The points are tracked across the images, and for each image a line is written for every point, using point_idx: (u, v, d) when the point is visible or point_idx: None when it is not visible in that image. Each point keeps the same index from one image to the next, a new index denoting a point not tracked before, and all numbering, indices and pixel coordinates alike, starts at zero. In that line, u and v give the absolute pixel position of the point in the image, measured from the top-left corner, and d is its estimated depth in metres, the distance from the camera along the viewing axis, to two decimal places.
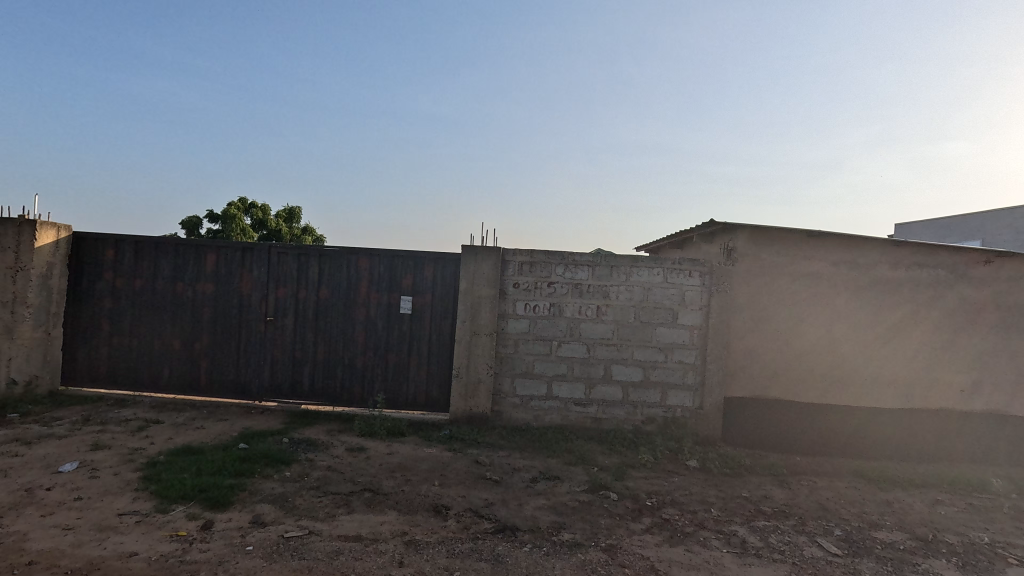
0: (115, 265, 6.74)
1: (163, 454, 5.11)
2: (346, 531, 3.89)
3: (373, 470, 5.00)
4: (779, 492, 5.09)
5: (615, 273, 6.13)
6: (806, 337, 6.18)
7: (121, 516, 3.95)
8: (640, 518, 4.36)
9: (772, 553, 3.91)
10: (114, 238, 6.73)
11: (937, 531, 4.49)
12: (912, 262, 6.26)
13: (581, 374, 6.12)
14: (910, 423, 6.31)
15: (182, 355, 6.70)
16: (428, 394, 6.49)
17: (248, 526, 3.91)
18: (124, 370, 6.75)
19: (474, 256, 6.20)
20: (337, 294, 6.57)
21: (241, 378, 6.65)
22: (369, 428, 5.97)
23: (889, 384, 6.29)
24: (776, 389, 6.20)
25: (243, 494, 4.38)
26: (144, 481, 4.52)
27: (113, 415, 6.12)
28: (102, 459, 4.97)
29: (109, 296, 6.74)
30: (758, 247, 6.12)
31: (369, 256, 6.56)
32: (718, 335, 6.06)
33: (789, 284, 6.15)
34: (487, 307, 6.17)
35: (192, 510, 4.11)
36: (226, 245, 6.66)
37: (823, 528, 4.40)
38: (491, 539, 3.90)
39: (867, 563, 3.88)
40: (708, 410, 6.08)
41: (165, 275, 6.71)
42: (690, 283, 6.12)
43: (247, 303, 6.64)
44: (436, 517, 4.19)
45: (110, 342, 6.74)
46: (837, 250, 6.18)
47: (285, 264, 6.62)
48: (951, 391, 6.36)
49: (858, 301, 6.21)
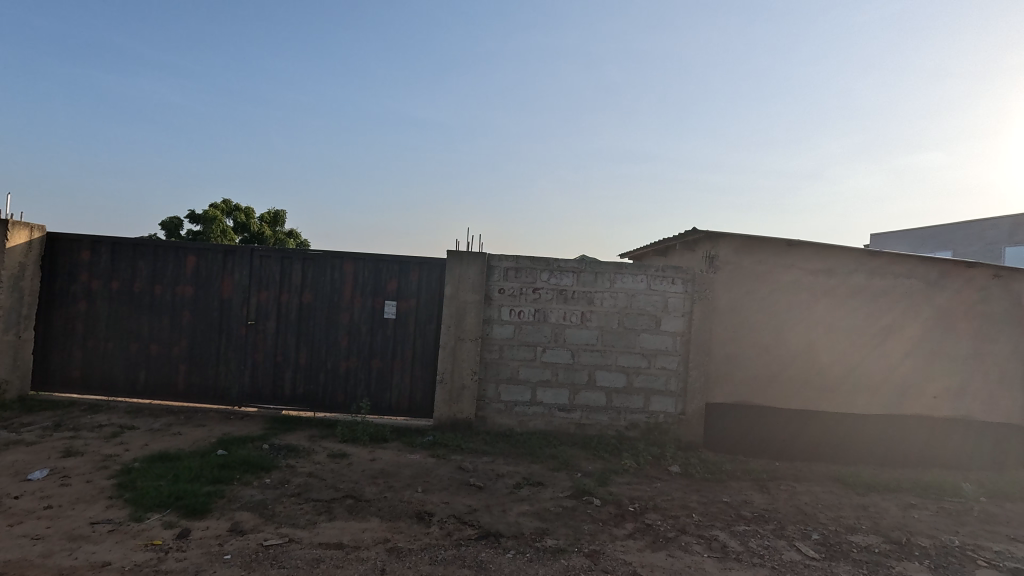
0: (91, 267, 6.58)
1: (138, 461, 4.99)
2: (327, 539, 3.84)
3: (355, 476, 4.95)
4: (759, 497, 5.16)
5: (599, 279, 6.18)
6: (786, 344, 6.30)
7: (94, 525, 3.85)
8: (623, 523, 4.38)
9: (751, 557, 3.97)
10: (90, 238, 6.58)
11: (910, 534, 4.60)
12: (888, 272, 6.43)
13: (565, 380, 6.14)
14: (888, 429, 6.46)
15: (160, 359, 6.56)
16: (411, 400, 6.45)
17: (226, 534, 3.84)
18: (99, 375, 6.58)
19: (459, 261, 6.19)
20: (321, 298, 6.50)
21: (220, 383, 6.53)
22: (351, 433, 5.90)
23: (866, 390, 6.42)
24: (756, 396, 6.28)
25: (221, 501, 4.31)
26: (118, 488, 4.41)
27: (87, 421, 5.96)
28: (74, 466, 4.84)
29: (84, 298, 6.58)
30: (740, 255, 6.22)
31: (353, 260, 6.51)
32: (700, 341, 6.15)
33: (769, 292, 6.26)
34: (472, 312, 6.16)
35: (169, 518, 4.02)
36: (207, 247, 6.55)
37: (801, 532, 4.48)
38: (475, 545, 3.89)
39: (844, 566, 3.96)
40: (690, 416, 6.15)
41: (143, 278, 6.57)
42: (673, 290, 6.20)
43: (228, 307, 6.54)
44: (419, 523, 4.17)
45: (85, 346, 6.58)
46: (816, 259, 6.32)
47: (267, 267, 6.54)
48: (928, 398, 6.53)
49: (836, 309, 6.35)
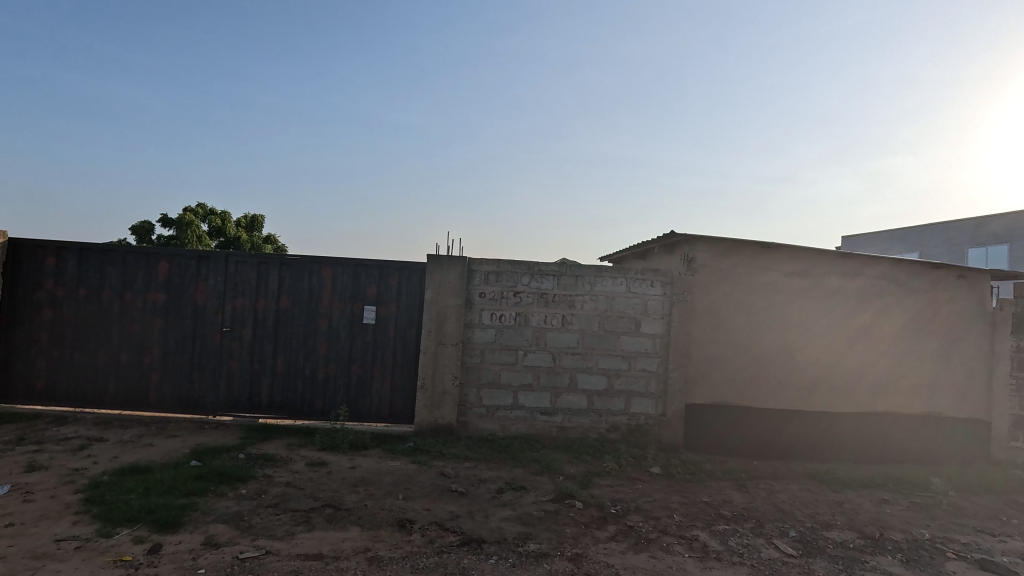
0: (57, 274, 6.35)
1: (107, 474, 4.81)
2: (306, 549, 3.76)
3: (335, 484, 4.86)
4: (738, 496, 5.23)
5: (579, 282, 6.22)
6: (762, 345, 6.41)
7: (59, 542, 3.69)
8: (606, 525, 4.39)
9: (731, 556, 4.01)
10: (55, 244, 6.35)
11: (883, 529, 4.71)
12: (858, 273, 6.60)
13: (547, 383, 6.14)
14: (860, 426, 6.61)
15: (130, 369, 6.36)
16: (391, 406, 6.38)
17: (200, 547, 3.72)
18: (66, 386, 6.35)
19: (439, 265, 6.14)
20: (299, 304, 6.39)
21: (193, 392, 6.35)
22: (331, 442, 5.79)
23: (840, 389, 6.58)
24: (735, 397, 6.37)
25: (195, 514, 4.18)
26: (86, 504, 4.25)
27: (52, 433, 5.73)
28: (38, 481, 4.64)
29: (49, 306, 6.35)
30: (717, 258, 6.33)
31: (332, 266, 6.42)
32: (679, 343, 6.23)
33: (746, 293, 6.37)
34: (453, 316, 6.13)
35: (140, 532, 3.88)
36: (180, 253, 6.38)
37: (779, 529, 4.55)
38: (457, 552, 3.85)
39: (820, 563, 4.02)
40: (670, 417, 6.20)
41: (113, 285, 6.37)
42: (652, 292, 6.27)
43: (202, 314, 6.37)
44: (400, 531, 4.10)
45: (50, 356, 6.34)
46: (791, 261, 6.46)
47: (243, 273, 6.40)
48: (899, 395, 6.71)
49: (810, 310, 6.49)
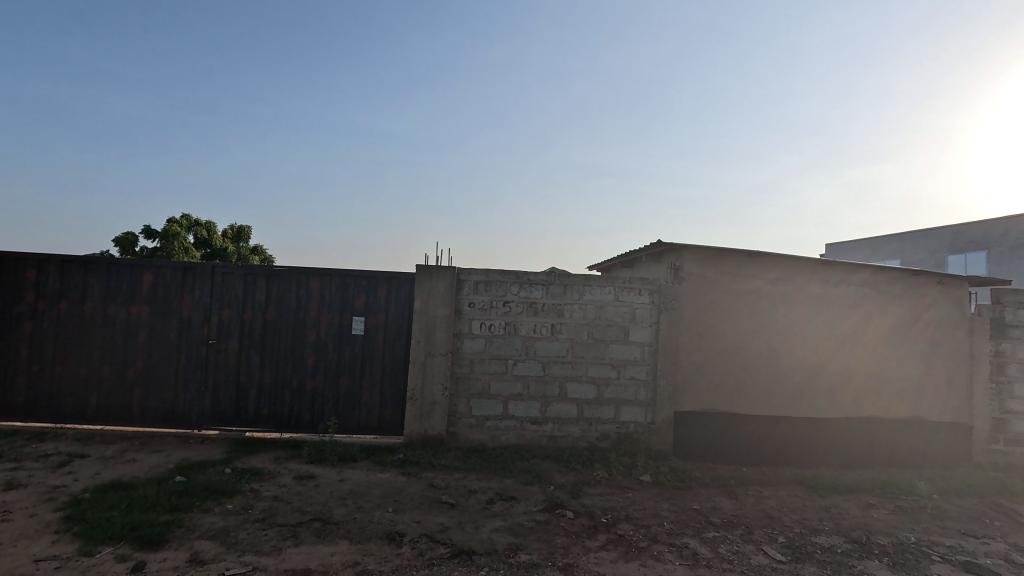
0: (37, 286, 6.24)
1: (88, 492, 4.70)
2: (293, 565, 3.70)
3: (323, 498, 4.80)
4: (727, 503, 5.26)
5: (568, 291, 6.24)
6: (749, 352, 6.47)
7: (39, 562, 3.60)
8: (596, 535, 4.38)
9: (722, 563, 4.02)
10: (36, 256, 6.24)
11: (870, 533, 4.76)
12: (841, 280, 6.71)
13: (537, 392, 6.14)
14: (846, 430, 6.69)
15: (113, 383, 6.24)
16: (380, 417, 6.33)
17: (186, 564, 3.65)
18: (46, 401, 6.22)
19: (428, 275, 6.13)
20: (286, 316, 6.33)
21: (179, 406, 6.25)
22: (319, 454, 5.73)
23: (825, 395, 6.66)
24: (723, 404, 6.42)
25: (180, 531, 4.10)
26: (67, 522, 4.15)
27: (31, 450, 5.60)
28: (16, 499, 4.53)
29: (29, 320, 6.22)
30: (703, 266, 6.40)
31: (320, 276, 6.38)
32: (667, 352, 6.27)
33: (732, 301, 6.43)
34: (442, 326, 6.11)
35: (122, 550, 3.80)
36: (165, 264, 6.30)
37: (768, 535, 4.58)
38: (447, 565, 3.81)
39: (809, 568, 4.05)
40: (660, 425, 6.23)
41: (95, 297, 6.27)
42: (640, 300, 6.32)
43: (187, 326, 6.29)
44: (390, 545, 4.06)
45: (31, 370, 6.21)
46: (776, 269, 6.55)
47: (229, 284, 6.33)
48: (882, 400, 6.80)
49: (795, 317, 6.57)
